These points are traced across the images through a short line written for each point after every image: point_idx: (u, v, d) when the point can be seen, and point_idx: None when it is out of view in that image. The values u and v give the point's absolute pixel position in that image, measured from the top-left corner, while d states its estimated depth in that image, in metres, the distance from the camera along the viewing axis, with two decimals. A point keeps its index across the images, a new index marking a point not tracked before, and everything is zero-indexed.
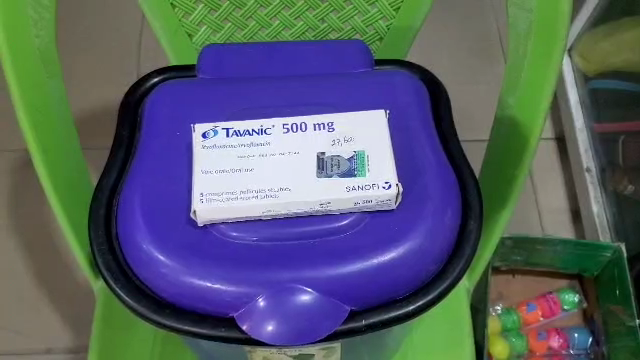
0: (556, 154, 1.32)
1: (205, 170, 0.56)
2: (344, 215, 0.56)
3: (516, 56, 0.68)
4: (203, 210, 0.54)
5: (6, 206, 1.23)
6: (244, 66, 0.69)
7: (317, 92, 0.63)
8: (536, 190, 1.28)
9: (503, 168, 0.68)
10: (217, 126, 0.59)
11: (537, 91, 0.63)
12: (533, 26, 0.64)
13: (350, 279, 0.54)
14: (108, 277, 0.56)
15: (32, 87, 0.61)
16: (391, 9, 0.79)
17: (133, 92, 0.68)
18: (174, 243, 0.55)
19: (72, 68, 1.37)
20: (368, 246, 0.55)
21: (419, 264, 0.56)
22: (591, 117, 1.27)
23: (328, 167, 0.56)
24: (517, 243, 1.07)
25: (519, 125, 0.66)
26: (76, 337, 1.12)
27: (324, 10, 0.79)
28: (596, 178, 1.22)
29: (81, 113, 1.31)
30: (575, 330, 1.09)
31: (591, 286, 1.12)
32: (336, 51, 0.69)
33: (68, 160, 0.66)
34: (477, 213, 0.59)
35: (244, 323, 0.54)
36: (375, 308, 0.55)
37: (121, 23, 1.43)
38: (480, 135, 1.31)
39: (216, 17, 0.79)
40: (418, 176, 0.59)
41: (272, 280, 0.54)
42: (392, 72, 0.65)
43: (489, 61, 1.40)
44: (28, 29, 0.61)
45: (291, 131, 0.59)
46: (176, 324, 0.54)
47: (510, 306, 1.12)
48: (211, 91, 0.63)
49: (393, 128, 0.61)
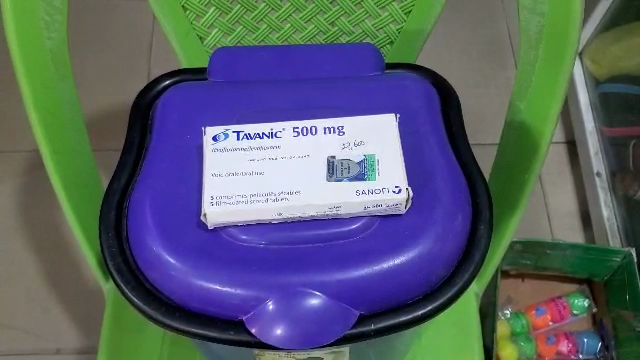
0: (566, 158, 1.31)
1: (215, 173, 0.56)
2: (354, 219, 0.56)
3: (527, 60, 0.67)
4: (213, 214, 0.54)
5: (17, 206, 1.24)
6: (255, 69, 0.69)
7: (327, 96, 0.63)
8: (546, 193, 1.27)
9: (513, 172, 0.68)
10: (228, 129, 0.59)
11: (549, 96, 0.63)
12: (544, 31, 0.63)
13: (359, 283, 0.54)
14: (118, 279, 0.56)
15: (43, 89, 0.61)
16: (402, 13, 0.79)
17: (145, 94, 0.68)
18: (185, 246, 0.56)
19: (83, 68, 1.38)
20: (378, 250, 0.55)
21: (429, 268, 0.56)
22: (601, 121, 1.27)
23: (338, 172, 0.56)
24: (526, 247, 1.07)
25: (529, 129, 0.65)
26: (86, 338, 1.13)
27: (335, 14, 0.79)
28: (606, 183, 1.21)
29: (92, 114, 1.32)
30: (584, 335, 1.08)
31: (601, 291, 1.12)
32: (347, 55, 0.69)
33: (79, 162, 0.66)
34: (486, 218, 0.59)
35: (253, 327, 0.54)
36: (384, 313, 0.55)
37: (133, 24, 1.44)
38: (490, 139, 1.31)
39: (227, 20, 0.79)
40: (428, 181, 0.58)
41: (282, 283, 0.54)
42: (402, 76, 0.65)
43: (498, 64, 1.40)
44: (40, 31, 0.62)
45: (301, 135, 0.59)
46: (184, 326, 0.55)
47: (519, 310, 1.12)
48: (222, 95, 0.63)
49: (404, 132, 0.61)
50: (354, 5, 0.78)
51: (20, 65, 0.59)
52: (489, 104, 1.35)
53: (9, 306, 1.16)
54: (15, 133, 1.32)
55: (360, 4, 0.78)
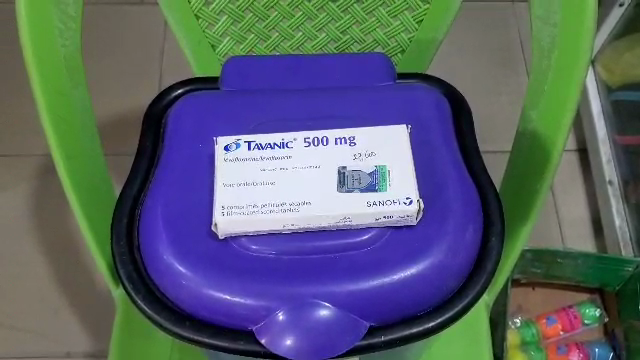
0: (578, 166, 1.31)
1: (227, 183, 0.57)
2: (364, 230, 0.56)
3: (539, 70, 0.67)
4: (224, 224, 0.55)
5: (29, 208, 1.25)
6: (267, 78, 0.69)
7: (338, 106, 0.63)
8: (557, 202, 1.26)
9: (525, 182, 0.68)
10: (239, 139, 0.59)
11: (559, 104, 0.63)
12: (557, 41, 0.63)
13: (369, 294, 0.54)
14: (128, 287, 0.57)
15: (57, 95, 0.62)
16: (414, 22, 0.79)
17: (157, 102, 0.69)
18: (195, 255, 0.56)
19: (97, 73, 1.39)
20: (388, 261, 0.55)
21: (439, 280, 0.56)
22: (614, 128, 1.26)
23: (348, 182, 0.56)
24: (537, 256, 1.06)
25: (541, 139, 0.65)
26: (95, 341, 1.14)
27: (346, 22, 0.79)
28: (619, 191, 1.20)
29: (105, 119, 1.33)
30: (595, 345, 1.07)
31: (612, 300, 1.11)
32: (358, 65, 0.69)
33: (91, 169, 0.67)
34: (498, 230, 0.59)
35: (263, 337, 0.54)
36: (394, 324, 0.55)
37: (147, 30, 1.45)
38: (502, 146, 1.30)
39: (239, 28, 0.79)
40: (440, 192, 0.58)
41: (293, 295, 0.54)
42: (414, 86, 0.65)
43: (510, 72, 1.39)
44: (54, 37, 0.62)
45: (312, 145, 0.59)
46: (195, 336, 0.55)
47: (529, 318, 1.11)
48: (234, 104, 0.63)
49: (414, 143, 0.61)
50: (366, 13, 0.79)
51: (34, 71, 0.59)
52: (501, 112, 1.34)
53: (20, 309, 1.16)
54: (27, 136, 1.33)
55: (372, 12, 0.78)
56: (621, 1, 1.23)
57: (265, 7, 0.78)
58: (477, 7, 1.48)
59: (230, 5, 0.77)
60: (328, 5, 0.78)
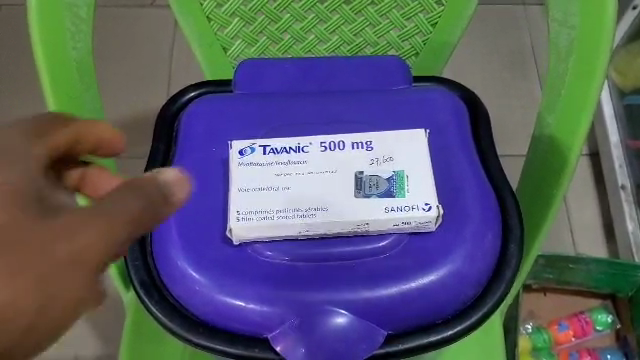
0: (589, 171, 1.29)
1: (241, 188, 0.56)
2: (382, 236, 0.55)
3: (556, 74, 0.65)
4: (238, 229, 0.54)
5: None
6: (281, 81, 0.68)
7: (354, 109, 0.62)
8: (569, 207, 1.25)
9: (542, 186, 0.66)
10: (254, 143, 0.58)
11: (578, 108, 0.61)
12: (575, 44, 0.62)
13: (385, 302, 0.53)
14: (141, 292, 0.56)
15: (68, 97, 0.61)
16: (428, 24, 0.78)
17: (170, 105, 0.68)
18: (210, 261, 0.55)
19: (106, 75, 1.39)
20: (406, 268, 0.54)
21: (457, 287, 0.55)
22: (626, 133, 1.24)
23: (366, 187, 0.55)
24: (549, 262, 1.06)
25: (558, 144, 0.64)
26: (104, 345, 1.13)
27: (359, 25, 0.79)
28: (631, 196, 1.18)
29: (114, 121, 1.32)
30: (607, 351, 1.06)
31: (625, 307, 1.09)
32: (374, 67, 0.68)
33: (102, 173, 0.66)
34: (517, 237, 0.58)
35: (278, 344, 0.53)
36: (412, 332, 0.54)
37: (157, 32, 1.44)
38: (513, 150, 1.29)
39: (251, 30, 0.78)
40: (458, 198, 0.57)
41: (309, 301, 0.53)
42: (431, 89, 0.64)
43: (522, 76, 1.38)
44: (65, 40, 0.61)
45: (328, 149, 0.58)
46: (208, 343, 0.54)
47: (540, 325, 1.09)
48: (247, 107, 0.62)
49: (433, 148, 0.60)
50: (379, 15, 0.78)
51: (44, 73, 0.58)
52: (512, 115, 1.33)
53: None
54: None
55: (386, 15, 0.78)
56: (635, 5, 1.22)
57: (278, 9, 0.77)
58: (489, 11, 1.47)
59: (242, 7, 0.76)
60: (342, 7, 0.77)
